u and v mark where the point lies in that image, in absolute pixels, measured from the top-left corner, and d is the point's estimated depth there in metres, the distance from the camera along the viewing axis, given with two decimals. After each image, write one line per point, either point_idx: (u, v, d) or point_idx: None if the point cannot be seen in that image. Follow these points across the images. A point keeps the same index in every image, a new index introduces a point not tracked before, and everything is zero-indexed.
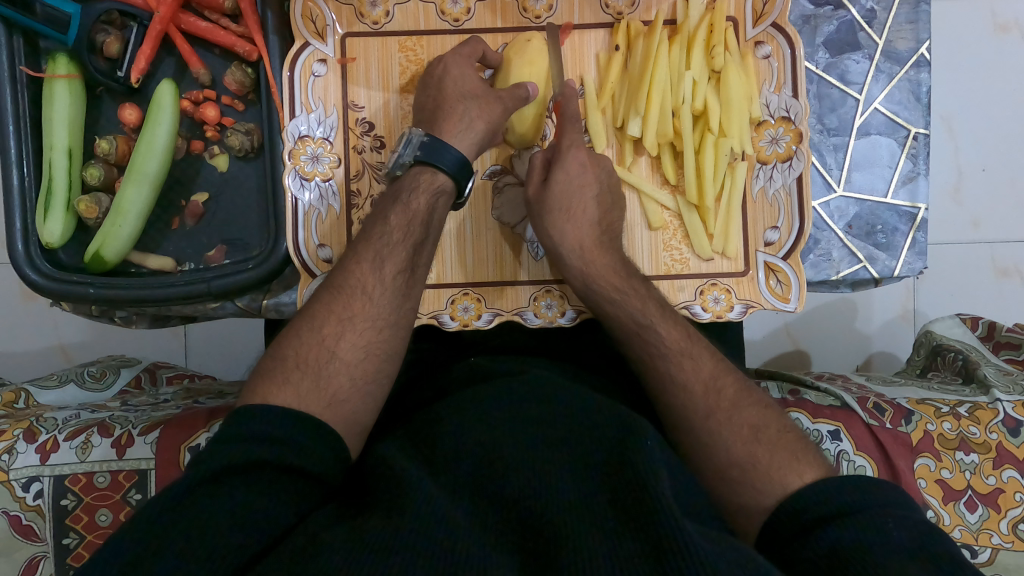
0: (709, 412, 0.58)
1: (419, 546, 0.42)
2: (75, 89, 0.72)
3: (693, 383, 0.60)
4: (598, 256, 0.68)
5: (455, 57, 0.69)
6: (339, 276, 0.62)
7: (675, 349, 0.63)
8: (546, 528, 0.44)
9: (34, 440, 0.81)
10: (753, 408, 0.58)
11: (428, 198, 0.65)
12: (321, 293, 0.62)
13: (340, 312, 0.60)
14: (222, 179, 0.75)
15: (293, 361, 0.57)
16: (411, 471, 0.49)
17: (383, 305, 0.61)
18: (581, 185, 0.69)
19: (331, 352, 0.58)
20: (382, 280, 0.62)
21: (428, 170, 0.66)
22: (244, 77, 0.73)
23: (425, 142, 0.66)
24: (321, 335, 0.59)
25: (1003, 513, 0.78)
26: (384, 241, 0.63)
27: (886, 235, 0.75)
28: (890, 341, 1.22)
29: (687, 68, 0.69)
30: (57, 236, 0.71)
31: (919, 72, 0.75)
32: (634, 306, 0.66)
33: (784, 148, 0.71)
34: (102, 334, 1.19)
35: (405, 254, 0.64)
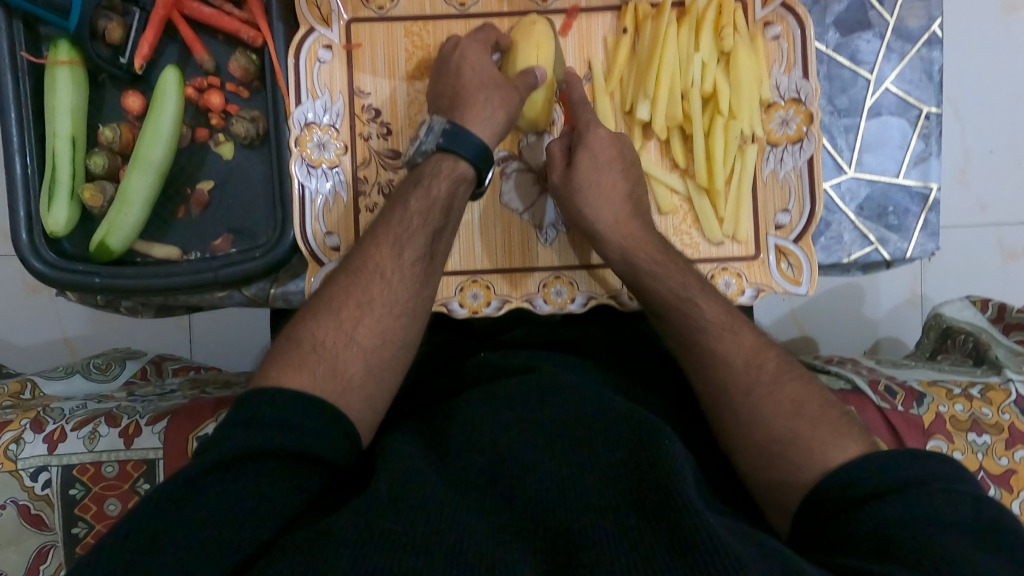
0: (749, 389, 0.57)
1: (435, 546, 0.41)
2: (77, 76, 0.71)
3: (734, 357, 0.59)
4: (635, 232, 0.67)
5: (471, 44, 0.68)
6: (356, 259, 0.62)
7: (717, 323, 0.62)
8: (571, 539, 0.43)
9: (41, 430, 0.81)
10: (793, 382, 0.57)
11: (449, 184, 0.64)
12: (337, 276, 0.61)
13: (358, 297, 0.59)
14: (228, 167, 0.74)
15: (309, 343, 0.56)
16: (425, 474, 0.49)
17: (401, 291, 0.61)
18: (608, 160, 0.68)
19: (349, 338, 0.57)
20: (400, 266, 0.61)
21: (450, 157, 0.65)
22: (248, 63, 0.72)
23: (448, 129, 0.65)
24: (340, 318, 0.58)
25: (1016, 493, 0.78)
26: (404, 226, 0.63)
27: (898, 217, 0.75)
28: (898, 326, 1.21)
29: (696, 49, 0.68)
30: (62, 225, 0.71)
31: (930, 51, 0.74)
32: (674, 280, 0.65)
33: (794, 130, 0.70)
34: (107, 327, 1.19)
35: (426, 241, 0.63)
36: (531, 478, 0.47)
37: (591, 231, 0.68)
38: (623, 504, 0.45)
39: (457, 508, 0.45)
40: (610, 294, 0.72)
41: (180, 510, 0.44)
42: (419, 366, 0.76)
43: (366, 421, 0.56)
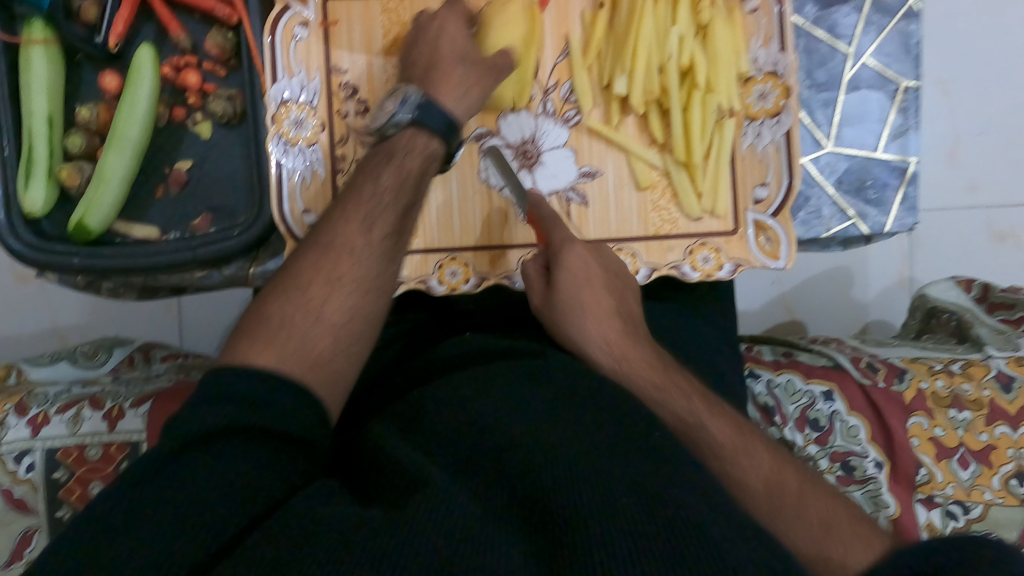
0: (775, 512, 0.54)
1: (430, 528, 0.40)
2: (52, 54, 0.71)
3: (754, 481, 0.56)
4: (629, 349, 0.66)
5: (449, 15, 0.68)
6: (325, 235, 0.60)
7: (730, 448, 0.59)
8: (556, 518, 0.41)
9: (25, 414, 0.81)
10: (820, 502, 0.54)
11: (421, 161, 0.64)
12: (306, 250, 0.60)
13: (327, 274, 0.58)
14: (206, 146, 0.74)
15: (277, 319, 0.55)
16: (404, 452, 0.49)
17: (370, 265, 0.60)
18: (588, 276, 0.67)
19: (316, 314, 0.56)
20: (370, 242, 0.60)
21: (421, 133, 0.64)
22: (224, 41, 0.73)
23: (423, 104, 0.64)
24: (308, 296, 0.57)
25: (996, 469, 0.79)
26: (374, 201, 0.62)
27: (877, 191, 0.75)
28: (886, 308, 1.22)
29: (673, 23, 0.68)
30: (40, 205, 0.71)
31: (908, 24, 0.74)
32: (679, 405, 0.62)
33: (772, 103, 0.70)
34: (96, 317, 1.19)
35: (396, 216, 0.62)
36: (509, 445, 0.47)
37: (578, 349, 0.67)
38: (616, 478, 0.44)
39: (434, 475, 0.45)
40: None
41: (156, 485, 0.44)
42: (402, 346, 0.76)
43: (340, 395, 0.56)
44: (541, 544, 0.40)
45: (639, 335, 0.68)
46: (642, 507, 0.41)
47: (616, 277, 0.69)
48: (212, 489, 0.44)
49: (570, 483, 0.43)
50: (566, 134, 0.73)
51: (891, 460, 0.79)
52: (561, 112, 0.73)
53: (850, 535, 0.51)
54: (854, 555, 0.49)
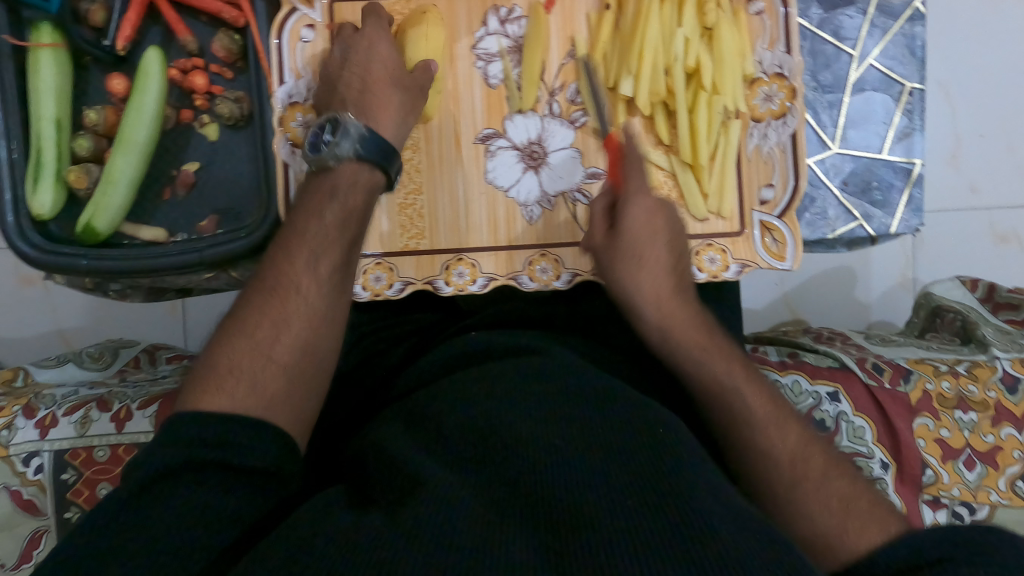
0: (795, 483, 0.56)
1: (418, 531, 0.40)
2: (61, 59, 0.71)
3: (780, 452, 0.58)
4: (676, 310, 0.66)
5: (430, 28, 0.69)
6: (268, 277, 0.58)
7: (764, 417, 0.60)
8: (555, 513, 0.42)
9: (34, 416, 0.81)
10: (843, 479, 0.56)
11: (365, 196, 0.64)
12: (251, 296, 0.58)
13: (273, 316, 0.56)
14: (213, 148, 0.74)
15: (225, 366, 0.52)
16: (413, 452, 0.49)
17: (320, 304, 0.58)
18: (653, 232, 0.66)
19: (266, 357, 0.54)
20: (317, 279, 0.59)
21: (366, 167, 0.64)
22: (231, 43, 0.73)
23: (368, 136, 0.63)
24: (255, 339, 0.55)
25: (1002, 470, 0.79)
26: (319, 236, 0.60)
27: (882, 192, 0.75)
28: (889, 309, 1.22)
29: (679, 25, 0.69)
30: (49, 207, 0.71)
31: (913, 26, 0.74)
32: (718, 368, 0.63)
33: (778, 105, 0.70)
34: (101, 318, 1.19)
35: (340, 252, 0.61)
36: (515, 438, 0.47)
37: (630, 300, 0.66)
38: (610, 472, 0.44)
39: (442, 475, 0.45)
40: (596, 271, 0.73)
41: (152, 505, 0.43)
42: (408, 346, 0.76)
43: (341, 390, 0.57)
44: (545, 538, 0.41)
45: (688, 296, 0.67)
46: (636, 506, 0.41)
47: (678, 233, 0.68)
48: (204, 514, 0.44)
49: (572, 484, 0.43)
50: (572, 136, 0.74)
51: (898, 462, 0.79)
52: (567, 114, 0.74)
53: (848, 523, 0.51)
54: (866, 534, 0.51)
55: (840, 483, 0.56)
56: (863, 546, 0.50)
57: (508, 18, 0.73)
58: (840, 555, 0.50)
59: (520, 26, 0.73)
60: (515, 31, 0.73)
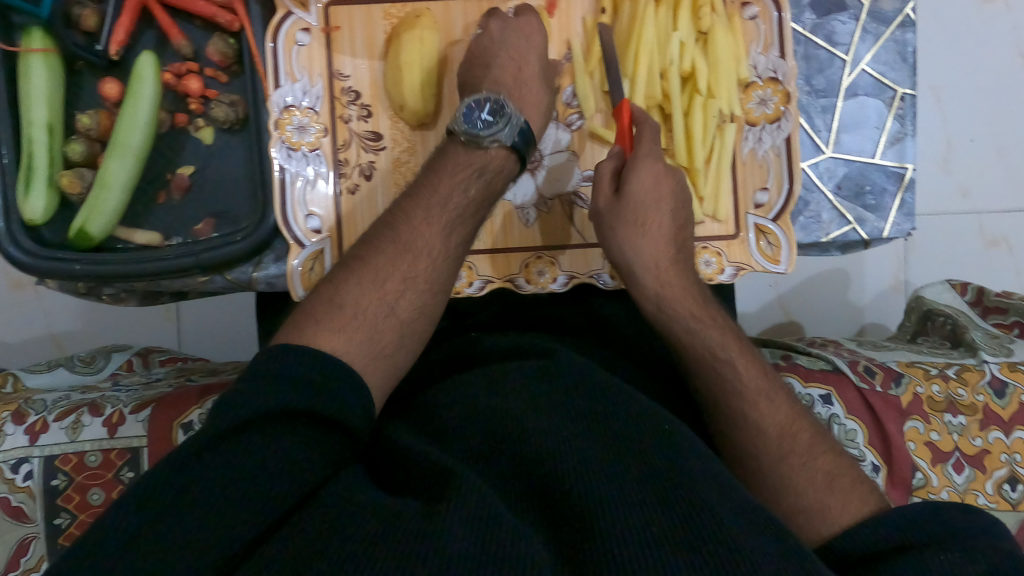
0: (782, 457, 0.57)
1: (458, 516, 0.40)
2: (52, 63, 0.71)
3: (769, 425, 0.59)
4: (674, 279, 0.65)
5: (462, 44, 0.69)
6: (363, 244, 0.61)
7: (752, 388, 0.61)
8: (572, 500, 0.43)
9: (23, 421, 0.81)
10: (827, 455, 0.57)
11: (502, 181, 0.65)
12: (379, 244, 0.60)
13: (365, 280, 0.58)
14: (209, 151, 0.74)
15: (350, 309, 0.56)
16: (415, 445, 0.50)
17: (442, 270, 0.61)
18: (657, 197, 0.65)
19: (390, 309, 0.57)
20: (446, 246, 0.62)
21: (505, 152, 0.64)
22: (226, 48, 0.73)
23: (524, 130, 0.64)
24: (384, 289, 0.58)
25: (990, 474, 0.80)
26: (459, 209, 0.62)
27: (875, 196, 0.76)
28: (882, 311, 1.22)
29: (674, 29, 0.69)
30: (41, 213, 0.70)
31: (904, 32, 0.75)
32: (712, 336, 0.64)
33: (772, 109, 0.71)
34: (92, 323, 1.18)
35: (471, 227, 0.64)
36: (528, 437, 0.47)
37: (629, 267, 0.66)
38: (620, 462, 0.45)
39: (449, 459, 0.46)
40: (591, 273, 0.73)
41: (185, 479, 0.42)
42: None
43: None
44: (552, 530, 0.43)
45: (688, 268, 0.67)
46: (649, 500, 0.42)
47: (683, 201, 0.67)
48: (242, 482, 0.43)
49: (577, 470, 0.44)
50: (568, 138, 0.74)
51: (888, 464, 0.80)
52: (564, 117, 0.74)
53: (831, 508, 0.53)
54: (848, 509, 0.53)
55: (825, 459, 0.57)
56: (843, 522, 0.52)
57: None
58: (823, 530, 0.52)
59: None
60: None
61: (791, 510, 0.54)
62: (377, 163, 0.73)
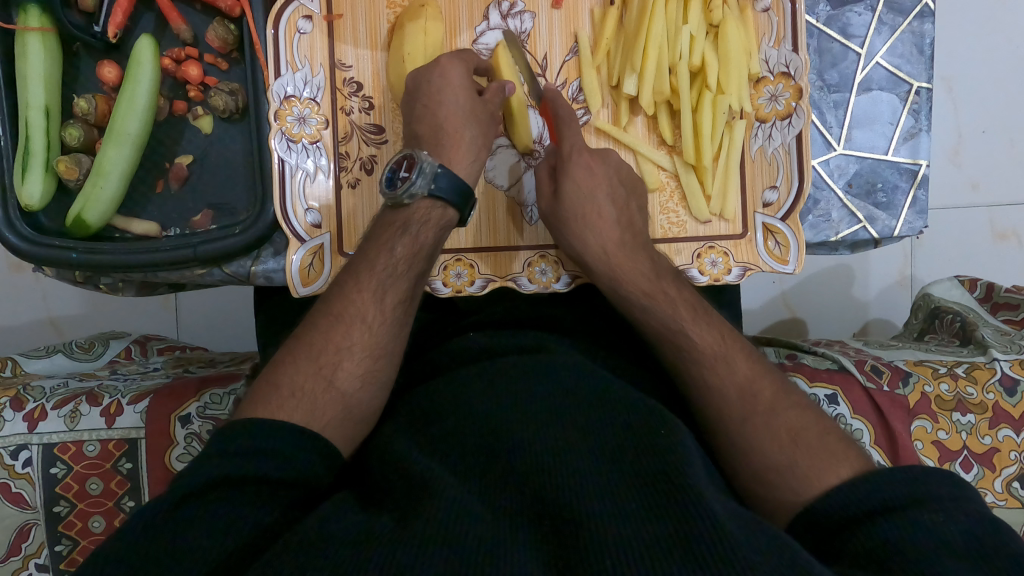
0: (746, 418, 0.57)
1: (445, 542, 0.39)
2: (49, 43, 0.69)
3: (776, 428, 0.56)
4: (623, 261, 0.67)
5: (451, 60, 0.67)
6: (337, 302, 0.60)
7: (711, 354, 0.62)
8: (565, 517, 0.41)
9: (22, 408, 0.80)
10: (792, 412, 0.57)
11: (436, 232, 0.63)
12: (317, 318, 0.60)
13: (338, 342, 0.58)
14: (207, 141, 0.73)
15: (287, 389, 0.54)
16: (413, 456, 0.49)
17: (381, 334, 0.59)
18: (592, 189, 0.68)
19: (328, 382, 0.55)
20: (382, 312, 0.60)
21: (438, 205, 0.63)
22: (227, 34, 0.71)
23: (443, 175, 0.62)
24: (318, 363, 0.56)
25: (998, 471, 0.79)
26: (389, 269, 0.61)
27: (887, 194, 0.74)
28: (887, 307, 1.21)
29: (684, 22, 0.67)
30: (38, 198, 0.69)
31: (922, 24, 0.73)
32: (702, 352, 0.62)
33: (783, 105, 0.69)
34: (91, 307, 1.17)
35: (408, 284, 0.62)
36: (527, 452, 0.46)
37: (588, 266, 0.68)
38: (622, 480, 0.44)
39: (445, 476, 0.45)
40: None
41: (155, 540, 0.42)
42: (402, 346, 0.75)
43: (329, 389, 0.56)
44: (545, 552, 0.40)
45: (639, 245, 0.68)
46: (643, 511, 0.41)
47: (619, 182, 0.70)
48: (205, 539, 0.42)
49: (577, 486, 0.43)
50: None
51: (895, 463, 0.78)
52: None
53: (805, 472, 0.52)
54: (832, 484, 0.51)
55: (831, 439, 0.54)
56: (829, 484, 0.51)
57: (510, 13, 0.71)
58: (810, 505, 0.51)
59: (524, 20, 0.71)
60: (518, 26, 0.71)
61: (780, 499, 0.52)
62: (378, 157, 0.72)
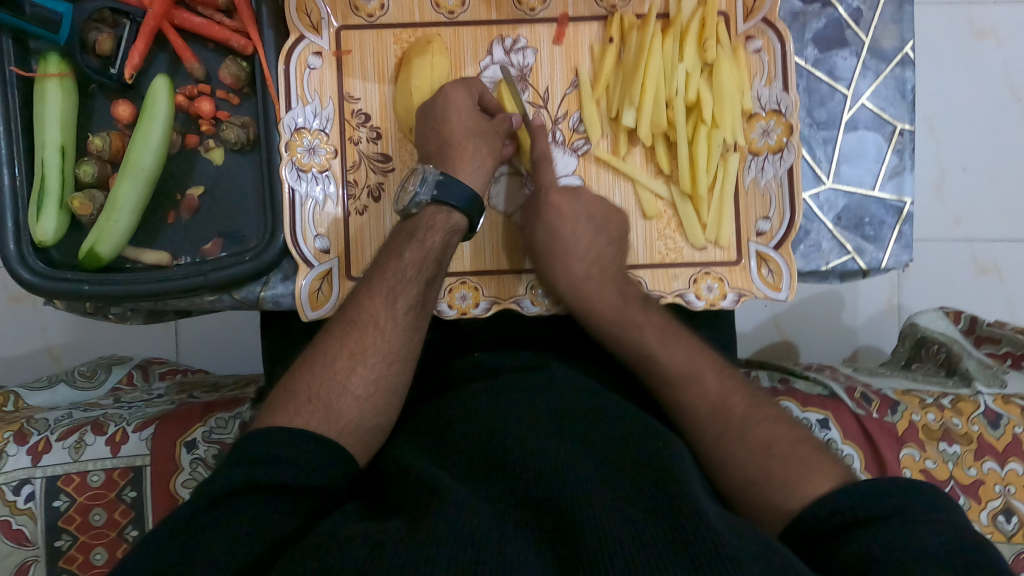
0: (744, 429, 0.59)
1: (454, 548, 0.41)
2: (66, 87, 0.72)
3: (772, 441, 0.58)
4: (592, 290, 0.71)
5: (455, 86, 0.71)
6: (350, 310, 0.63)
7: (700, 372, 0.65)
8: (569, 516, 0.43)
9: (25, 442, 0.80)
10: (787, 429, 0.59)
11: (443, 236, 0.67)
12: (331, 327, 0.63)
13: (353, 347, 0.60)
14: (219, 172, 0.75)
15: (304, 395, 0.57)
16: (425, 467, 0.50)
17: (394, 340, 0.62)
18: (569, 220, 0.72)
19: (343, 387, 0.58)
20: (394, 316, 0.62)
21: (443, 209, 0.67)
22: (238, 70, 0.73)
23: (442, 181, 0.67)
24: (333, 369, 0.59)
25: (984, 504, 0.80)
26: (398, 276, 0.64)
27: (874, 227, 0.77)
28: (876, 332, 1.24)
29: (680, 60, 0.71)
30: (51, 234, 0.71)
31: (904, 70, 0.77)
32: (703, 386, 0.64)
33: (775, 140, 0.72)
34: (89, 336, 1.18)
35: (419, 290, 0.64)
36: (533, 463, 0.47)
37: (585, 291, 0.71)
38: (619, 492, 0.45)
39: (454, 485, 0.46)
40: None
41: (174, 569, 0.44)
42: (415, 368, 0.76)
43: (341, 410, 0.57)
44: (547, 554, 0.42)
45: (610, 275, 0.72)
46: (642, 513, 0.43)
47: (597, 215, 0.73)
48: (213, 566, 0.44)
49: (585, 495, 0.44)
50: (574, 163, 0.75)
51: None
52: (570, 141, 0.75)
53: (799, 483, 0.53)
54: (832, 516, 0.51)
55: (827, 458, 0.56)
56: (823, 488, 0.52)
57: (513, 48, 0.74)
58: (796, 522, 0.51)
59: (525, 56, 0.74)
60: (520, 60, 0.75)
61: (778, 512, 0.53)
62: (385, 184, 0.75)
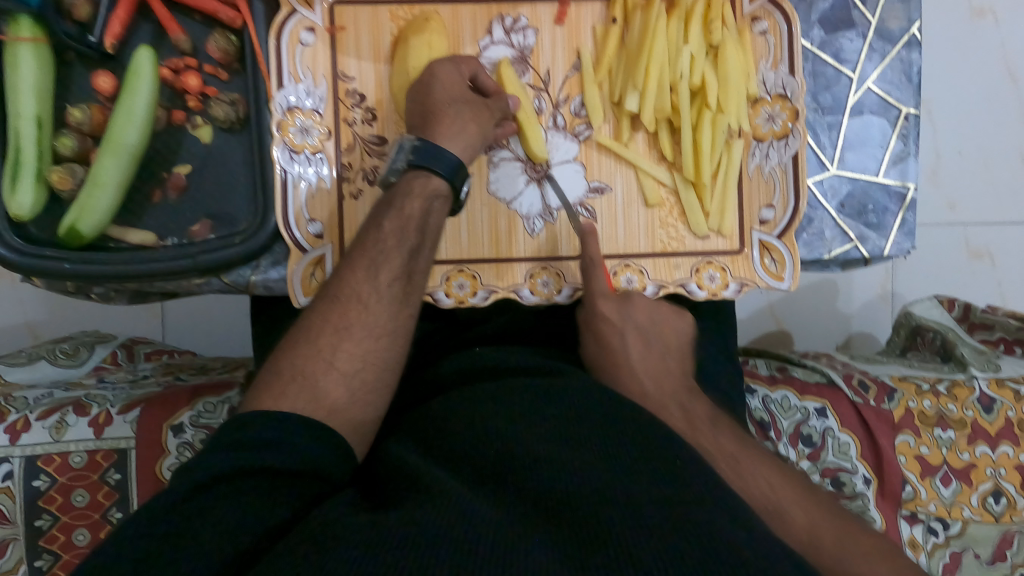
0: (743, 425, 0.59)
1: (455, 548, 0.39)
2: (42, 54, 0.68)
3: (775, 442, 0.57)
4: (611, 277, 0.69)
5: (442, 63, 0.67)
6: (333, 286, 0.61)
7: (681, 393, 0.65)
8: (585, 523, 0.42)
9: (4, 419, 0.78)
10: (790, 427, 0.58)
11: (422, 203, 0.64)
12: (319, 301, 0.61)
13: (336, 323, 0.58)
14: (206, 151, 0.72)
15: (288, 373, 0.55)
16: (422, 465, 0.49)
17: (379, 313, 0.60)
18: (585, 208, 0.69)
19: (329, 373, 0.56)
20: (377, 289, 0.60)
21: (422, 174, 0.64)
22: (228, 45, 0.71)
23: (416, 146, 0.65)
24: (317, 345, 0.57)
25: (974, 487, 0.81)
26: (378, 248, 0.62)
27: (877, 215, 0.76)
28: (869, 322, 1.24)
29: (685, 42, 0.69)
30: (27, 209, 0.68)
31: (910, 52, 0.75)
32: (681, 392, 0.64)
33: (780, 126, 0.70)
34: (70, 313, 1.15)
35: (401, 260, 0.62)
36: (530, 467, 0.46)
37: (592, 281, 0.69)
38: (628, 492, 0.44)
39: (457, 488, 0.45)
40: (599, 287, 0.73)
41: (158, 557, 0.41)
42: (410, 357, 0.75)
43: (340, 393, 0.55)
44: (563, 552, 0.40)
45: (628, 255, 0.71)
46: (664, 519, 0.41)
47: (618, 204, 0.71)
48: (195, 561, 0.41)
49: (582, 491, 0.44)
50: (575, 149, 0.73)
51: (879, 477, 0.80)
52: (571, 126, 0.73)
53: None
54: None
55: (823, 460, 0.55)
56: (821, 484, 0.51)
57: (513, 28, 0.72)
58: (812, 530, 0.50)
59: (526, 35, 0.72)
60: (521, 41, 0.72)
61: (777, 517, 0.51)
62: (380, 168, 0.73)
